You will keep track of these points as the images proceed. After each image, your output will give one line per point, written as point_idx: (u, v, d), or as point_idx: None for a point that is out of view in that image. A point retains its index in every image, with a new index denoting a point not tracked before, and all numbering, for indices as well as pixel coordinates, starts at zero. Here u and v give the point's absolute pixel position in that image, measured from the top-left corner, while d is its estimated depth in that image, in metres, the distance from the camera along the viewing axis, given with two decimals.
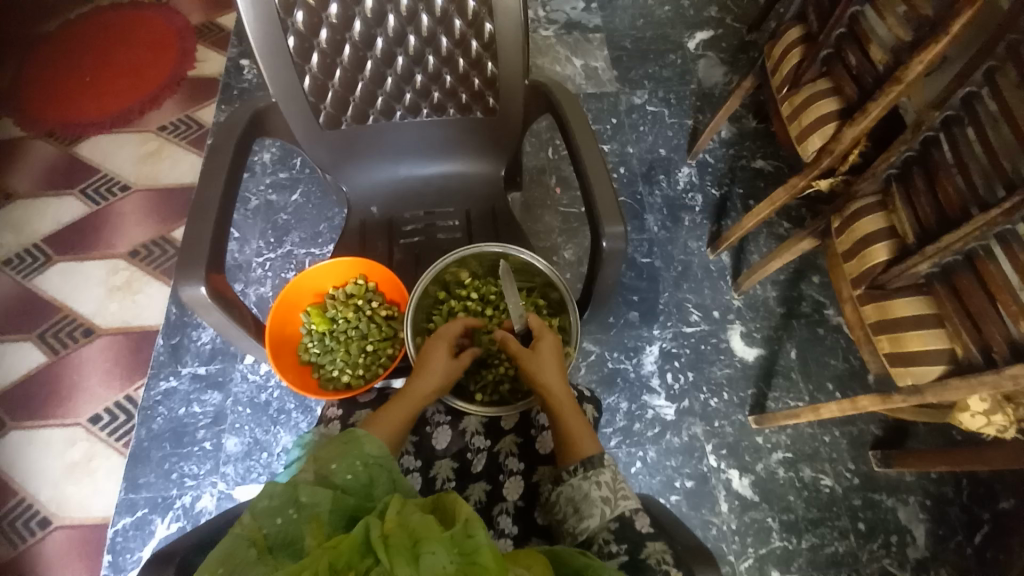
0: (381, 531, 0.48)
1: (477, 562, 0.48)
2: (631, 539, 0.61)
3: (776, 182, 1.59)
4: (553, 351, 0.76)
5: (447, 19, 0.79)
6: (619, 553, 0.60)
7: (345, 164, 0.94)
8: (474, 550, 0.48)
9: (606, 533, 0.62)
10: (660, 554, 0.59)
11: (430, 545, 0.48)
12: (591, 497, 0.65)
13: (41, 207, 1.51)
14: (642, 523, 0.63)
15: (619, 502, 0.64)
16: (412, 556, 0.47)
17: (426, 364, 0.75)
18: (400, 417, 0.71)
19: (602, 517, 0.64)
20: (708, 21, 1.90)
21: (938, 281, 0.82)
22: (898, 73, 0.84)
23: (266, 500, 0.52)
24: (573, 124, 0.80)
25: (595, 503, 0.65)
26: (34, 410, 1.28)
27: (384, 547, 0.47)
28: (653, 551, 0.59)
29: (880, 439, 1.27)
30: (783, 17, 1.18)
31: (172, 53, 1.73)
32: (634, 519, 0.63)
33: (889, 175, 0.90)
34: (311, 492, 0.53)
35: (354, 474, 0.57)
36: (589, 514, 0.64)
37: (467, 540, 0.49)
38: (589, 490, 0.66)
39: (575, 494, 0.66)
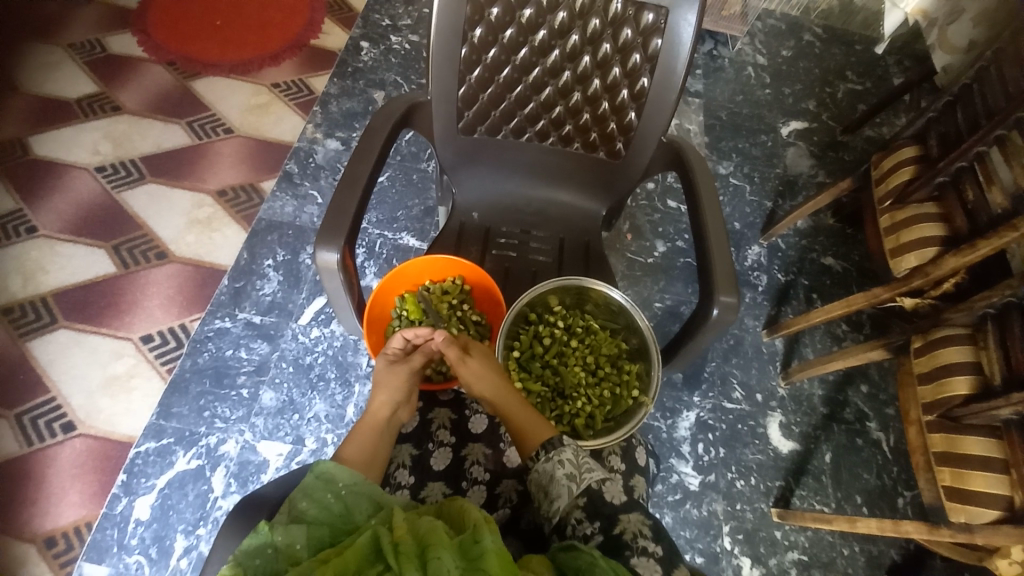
0: (391, 540, 0.50)
1: (482, 565, 0.50)
2: (603, 513, 0.64)
3: (841, 283, 1.60)
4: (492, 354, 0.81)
5: (607, 65, 0.84)
6: (594, 533, 0.63)
7: (463, 167, 0.98)
8: (480, 556, 0.51)
9: (578, 513, 0.64)
10: (636, 527, 0.63)
11: (438, 551, 0.50)
12: (557, 478, 0.66)
13: (147, 128, 1.59)
14: (612, 495, 0.66)
15: (585, 477, 0.66)
16: (421, 562, 0.49)
17: (376, 386, 0.78)
18: (366, 442, 0.72)
19: (570, 496, 0.65)
20: (805, 112, 1.95)
21: (1015, 428, 0.83)
22: (1017, 219, 0.86)
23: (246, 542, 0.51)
24: (699, 189, 0.82)
25: (562, 483, 0.65)
26: (92, 315, 1.32)
27: (393, 554, 0.49)
28: (628, 526, 0.63)
29: (898, 566, 1.24)
30: (897, 134, 1.21)
31: (301, 19, 1.82)
32: (602, 490, 0.66)
33: (985, 313, 0.90)
34: (286, 531, 0.53)
35: (329, 505, 0.56)
36: (558, 495, 0.65)
37: (474, 545, 0.52)
38: (554, 472, 0.66)
39: (543, 479, 0.67)
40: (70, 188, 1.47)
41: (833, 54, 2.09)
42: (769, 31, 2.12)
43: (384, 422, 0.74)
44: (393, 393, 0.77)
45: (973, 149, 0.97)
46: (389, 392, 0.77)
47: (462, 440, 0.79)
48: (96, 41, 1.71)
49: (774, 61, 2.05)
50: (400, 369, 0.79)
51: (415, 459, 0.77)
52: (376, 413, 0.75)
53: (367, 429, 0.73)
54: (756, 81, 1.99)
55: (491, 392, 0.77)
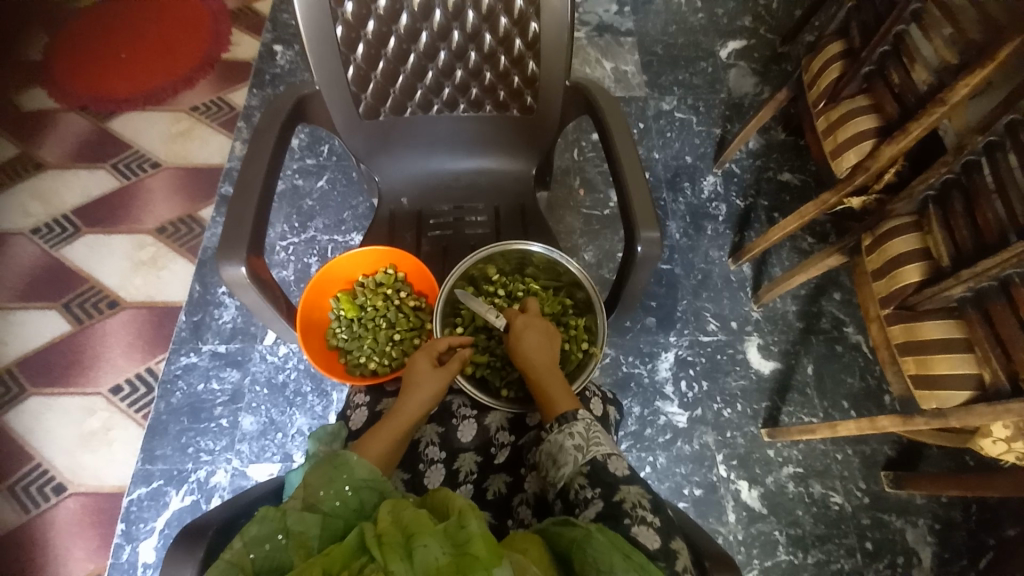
0: (375, 532, 0.49)
1: (470, 552, 0.48)
2: (605, 482, 0.63)
3: (802, 196, 1.58)
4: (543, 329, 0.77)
5: (493, 16, 0.80)
6: (594, 498, 0.62)
7: (378, 154, 0.95)
8: (467, 541, 0.49)
9: (580, 479, 0.64)
10: (635, 498, 0.61)
11: (423, 538, 0.49)
12: (565, 447, 0.66)
13: (72, 179, 1.54)
14: (616, 467, 0.64)
15: (592, 449, 0.66)
16: (405, 551, 0.48)
17: (416, 384, 0.71)
18: (389, 439, 0.67)
19: (575, 464, 0.65)
20: (742, 30, 1.88)
21: (970, 306, 0.81)
22: (942, 93, 0.83)
23: (254, 526, 0.51)
24: (612, 128, 0.80)
25: (570, 452, 0.65)
26: (57, 376, 1.31)
27: (378, 545, 0.48)
28: (628, 495, 0.61)
29: (892, 461, 1.26)
30: (823, 31, 1.17)
31: (207, 34, 1.75)
32: (607, 463, 0.64)
33: (926, 197, 0.89)
34: (299, 518, 0.52)
35: (345, 498, 0.55)
36: (564, 462, 0.65)
37: (460, 531, 0.50)
38: (563, 441, 0.66)
39: (553, 449, 0.67)
40: (6, 254, 1.44)
41: None
42: None
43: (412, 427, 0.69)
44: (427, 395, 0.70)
45: (892, 30, 0.94)
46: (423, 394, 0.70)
47: None
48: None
49: None
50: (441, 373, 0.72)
51: None
52: (410, 415, 0.69)
53: (394, 426, 0.68)
54: (687, 7, 1.92)
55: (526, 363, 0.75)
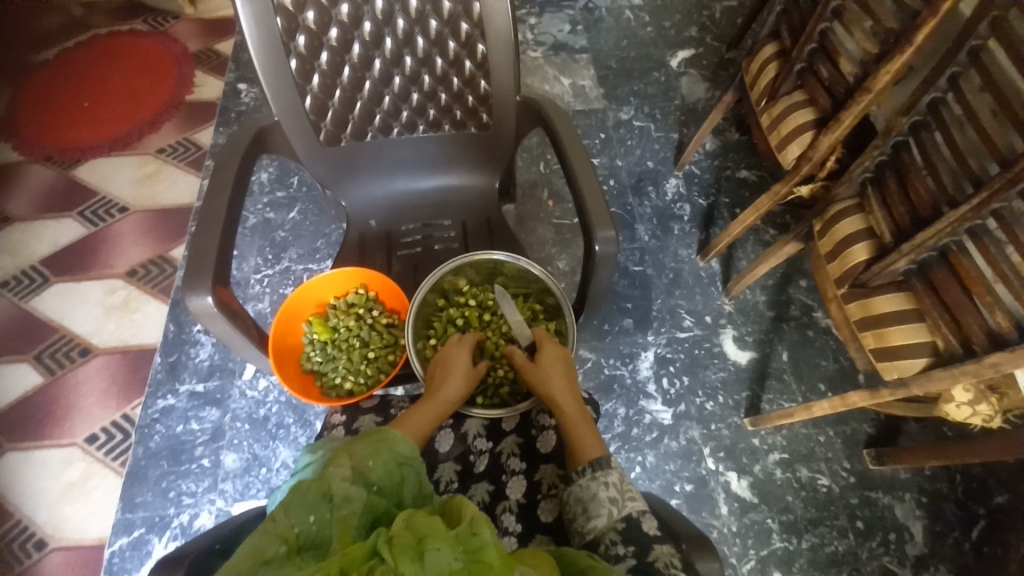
0: (387, 536, 0.50)
1: (482, 559, 0.49)
2: (638, 541, 0.61)
3: (760, 191, 1.65)
4: (557, 357, 0.79)
5: (442, 41, 0.84)
6: (626, 556, 0.60)
7: (343, 179, 0.97)
8: (479, 548, 0.50)
9: (613, 534, 0.62)
10: (668, 557, 0.58)
11: (436, 542, 0.49)
12: (599, 497, 0.65)
13: (39, 230, 1.52)
14: (650, 525, 0.62)
15: (627, 504, 0.64)
16: (417, 554, 0.48)
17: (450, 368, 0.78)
18: (428, 419, 0.72)
19: (609, 518, 0.63)
20: (689, 40, 1.98)
21: (915, 277, 0.86)
22: (867, 82, 0.89)
23: (301, 497, 0.53)
24: (563, 139, 0.84)
25: (603, 503, 0.65)
26: (30, 431, 1.27)
27: (390, 548, 0.48)
28: (660, 555, 0.58)
29: (873, 438, 1.29)
30: (759, 35, 1.24)
31: (171, 78, 1.77)
32: (641, 520, 0.63)
33: (864, 179, 0.94)
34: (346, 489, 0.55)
35: (388, 473, 0.60)
36: (598, 514, 0.64)
37: (473, 538, 0.51)
38: (597, 491, 0.66)
39: (583, 494, 0.67)
40: None
41: None
42: None
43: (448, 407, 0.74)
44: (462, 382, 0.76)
45: (817, 29, 1.00)
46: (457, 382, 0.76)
47: None
48: None
49: None
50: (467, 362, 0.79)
51: None
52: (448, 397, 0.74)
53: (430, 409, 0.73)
54: (636, 23, 2.02)
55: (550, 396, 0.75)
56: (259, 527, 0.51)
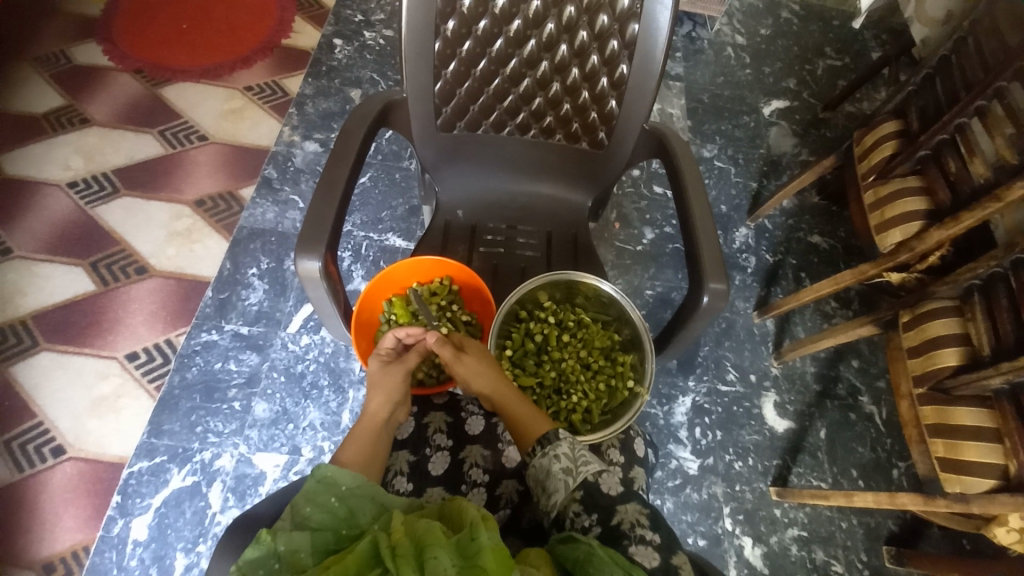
0: (390, 543, 0.50)
1: (478, 563, 0.49)
2: (601, 506, 0.63)
3: (829, 260, 1.62)
4: (482, 351, 0.81)
5: (585, 53, 0.82)
6: (592, 525, 0.62)
7: (444, 166, 0.96)
8: (476, 553, 0.49)
9: (575, 506, 0.63)
10: (634, 517, 0.62)
11: (433, 550, 0.49)
12: (553, 472, 0.66)
13: (117, 140, 1.54)
14: (608, 486, 0.64)
15: (581, 470, 0.65)
16: (417, 563, 0.48)
17: (372, 387, 0.78)
18: (363, 444, 0.71)
19: (567, 490, 0.64)
20: (785, 91, 1.94)
21: (1005, 398, 0.83)
22: (1000, 190, 0.86)
23: (251, 551, 0.51)
24: (684, 178, 0.81)
25: (558, 477, 0.65)
26: (75, 335, 1.29)
27: (391, 556, 0.48)
28: (625, 516, 0.62)
29: (895, 536, 1.26)
30: (879, 108, 1.21)
31: (272, 18, 1.77)
32: (598, 483, 0.64)
33: (971, 285, 0.92)
34: (289, 538, 0.52)
35: (333, 508, 0.56)
36: (555, 490, 0.64)
37: (471, 543, 0.51)
38: (550, 466, 0.66)
39: (540, 474, 0.67)
40: (41, 205, 1.43)
41: (811, 31, 2.09)
42: (746, 10, 2.11)
43: (383, 422, 0.74)
44: (393, 394, 0.77)
45: (953, 121, 0.97)
46: (386, 394, 0.76)
47: (459, 443, 0.79)
48: (58, 52, 1.65)
49: (753, 41, 2.04)
50: (393, 369, 0.80)
51: (412, 466, 0.76)
52: (376, 413, 0.75)
53: (365, 431, 0.73)
54: (736, 62, 1.98)
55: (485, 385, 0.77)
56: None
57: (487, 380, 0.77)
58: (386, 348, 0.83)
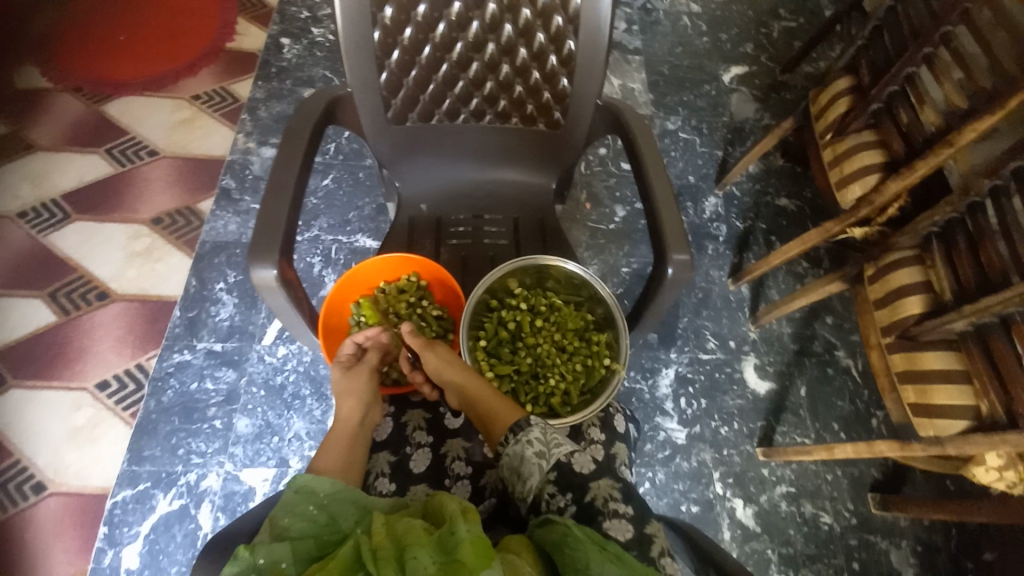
0: (370, 546, 0.50)
1: (457, 558, 0.49)
2: (574, 485, 0.63)
3: (798, 221, 1.64)
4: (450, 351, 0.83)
5: (530, 32, 0.81)
6: (567, 505, 0.62)
7: (402, 160, 0.94)
8: (455, 547, 0.50)
9: (550, 488, 0.63)
10: (606, 492, 0.63)
11: (413, 550, 0.49)
12: (527, 458, 0.66)
13: (63, 162, 1.47)
14: (581, 465, 0.65)
15: (554, 452, 0.66)
16: (399, 562, 0.48)
17: (341, 395, 0.80)
18: (340, 452, 0.72)
19: (541, 473, 0.64)
20: (744, 57, 1.95)
21: (973, 340, 0.84)
22: (950, 136, 0.87)
23: (228, 568, 0.49)
24: (642, 151, 0.81)
25: (531, 461, 0.65)
26: (40, 369, 1.24)
27: (371, 559, 0.48)
28: (598, 492, 0.63)
29: (879, 483, 1.30)
30: (832, 66, 1.22)
31: (214, 22, 1.70)
32: (571, 463, 0.65)
33: (930, 233, 0.93)
34: (270, 550, 0.51)
35: (313, 517, 0.56)
36: (530, 474, 0.65)
37: (450, 537, 0.51)
38: (523, 452, 0.67)
39: (514, 461, 0.67)
40: None
41: None
42: None
43: (356, 427, 0.76)
44: (363, 398, 0.80)
45: (902, 73, 0.98)
46: (355, 399, 0.79)
47: (440, 438, 0.78)
48: None
49: (708, 8, 2.03)
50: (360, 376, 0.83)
51: (394, 465, 0.75)
52: (348, 420, 0.76)
53: (339, 438, 0.74)
54: (693, 31, 1.97)
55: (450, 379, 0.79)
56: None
57: (450, 374, 0.80)
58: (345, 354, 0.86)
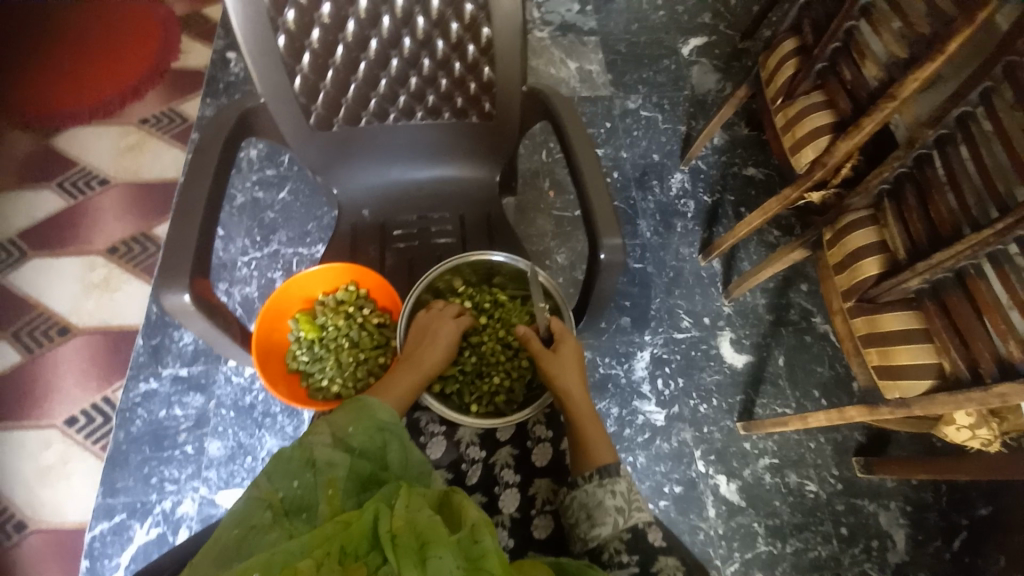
0: (392, 528, 0.50)
1: (483, 567, 0.49)
2: (643, 551, 0.62)
3: (767, 190, 1.61)
4: (573, 355, 0.78)
5: (444, 22, 0.78)
6: (630, 564, 0.61)
7: (334, 165, 0.92)
8: (480, 557, 0.50)
9: (618, 543, 0.63)
10: (672, 570, 0.60)
11: (437, 550, 0.49)
12: (604, 505, 0.65)
13: (14, 199, 1.45)
14: (655, 536, 0.63)
15: (633, 514, 0.64)
16: (419, 558, 0.48)
17: (428, 337, 0.78)
18: (406, 386, 0.74)
19: (615, 526, 0.64)
20: (702, 27, 1.90)
21: (927, 297, 0.83)
22: (892, 89, 0.85)
23: (288, 461, 0.55)
24: (571, 135, 0.78)
25: (609, 511, 0.64)
26: (6, 411, 1.23)
27: (392, 546, 0.48)
28: (664, 567, 0.60)
29: (863, 446, 1.29)
30: (779, 27, 1.18)
31: (155, 42, 1.67)
32: (647, 531, 0.63)
33: (881, 191, 0.91)
34: (329, 459, 0.56)
35: (370, 442, 0.59)
36: (603, 522, 0.64)
37: (473, 546, 0.51)
38: (603, 499, 0.65)
39: (587, 500, 0.66)
40: None
41: None
42: None
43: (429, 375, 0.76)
44: (443, 352, 0.78)
45: (843, 27, 0.95)
46: (438, 351, 0.77)
47: None
48: None
49: None
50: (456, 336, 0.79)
51: None
52: (429, 366, 0.76)
53: (411, 375, 0.75)
54: (649, 5, 1.93)
55: (561, 389, 0.75)
56: (248, 488, 0.54)
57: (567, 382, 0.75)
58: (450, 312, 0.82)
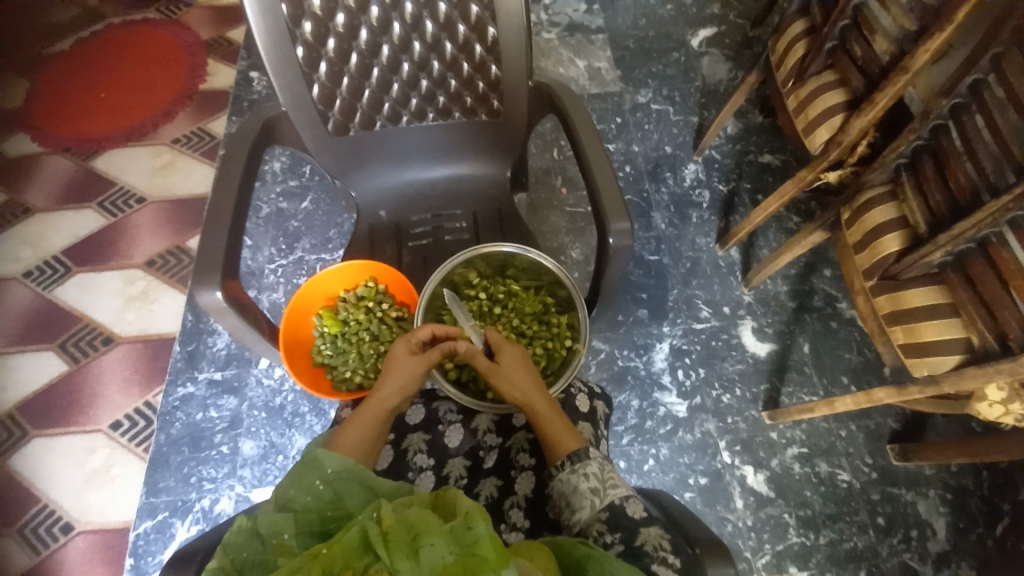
0: (379, 530, 0.48)
1: (477, 553, 0.47)
2: (624, 525, 0.62)
3: (784, 176, 1.59)
4: (518, 360, 0.76)
5: (451, 24, 0.81)
6: (614, 543, 0.61)
7: (352, 170, 0.96)
8: (474, 542, 0.48)
9: (599, 525, 0.62)
10: (656, 539, 0.59)
11: (427, 538, 0.47)
12: (580, 489, 0.66)
13: (60, 221, 1.55)
14: (633, 509, 0.63)
15: (609, 492, 0.65)
16: (411, 550, 0.47)
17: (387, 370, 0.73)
18: (362, 429, 0.68)
19: (592, 509, 0.64)
20: (711, 17, 1.89)
21: (951, 269, 0.81)
22: (904, 62, 0.83)
23: (232, 534, 0.52)
24: (577, 125, 0.80)
25: (585, 495, 0.65)
26: (58, 417, 1.31)
27: (383, 542, 0.47)
28: (648, 537, 0.60)
29: (897, 432, 1.25)
30: (787, 10, 1.18)
31: (183, 67, 1.77)
32: (625, 506, 0.63)
33: (898, 165, 0.89)
34: (272, 520, 0.53)
35: (316, 492, 0.55)
36: (581, 506, 0.65)
37: (467, 532, 0.49)
38: (578, 484, 0.66)
39: (565, 489, 0.67)
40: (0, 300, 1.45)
41: None
42: None
43: (387, 413, 0.71)
44: (403, 385, 0.72)
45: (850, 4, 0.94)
46: (397, 383, 0.72)
47: (401, 434, 0.78)
48: None
49: None
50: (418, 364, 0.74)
51: None
52: (383, 402, 0.71)
53: (368, 415, 0.69)
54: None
55: (517, 395, 0.72)
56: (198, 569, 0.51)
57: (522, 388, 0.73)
58: (419, 336, 0.77)
